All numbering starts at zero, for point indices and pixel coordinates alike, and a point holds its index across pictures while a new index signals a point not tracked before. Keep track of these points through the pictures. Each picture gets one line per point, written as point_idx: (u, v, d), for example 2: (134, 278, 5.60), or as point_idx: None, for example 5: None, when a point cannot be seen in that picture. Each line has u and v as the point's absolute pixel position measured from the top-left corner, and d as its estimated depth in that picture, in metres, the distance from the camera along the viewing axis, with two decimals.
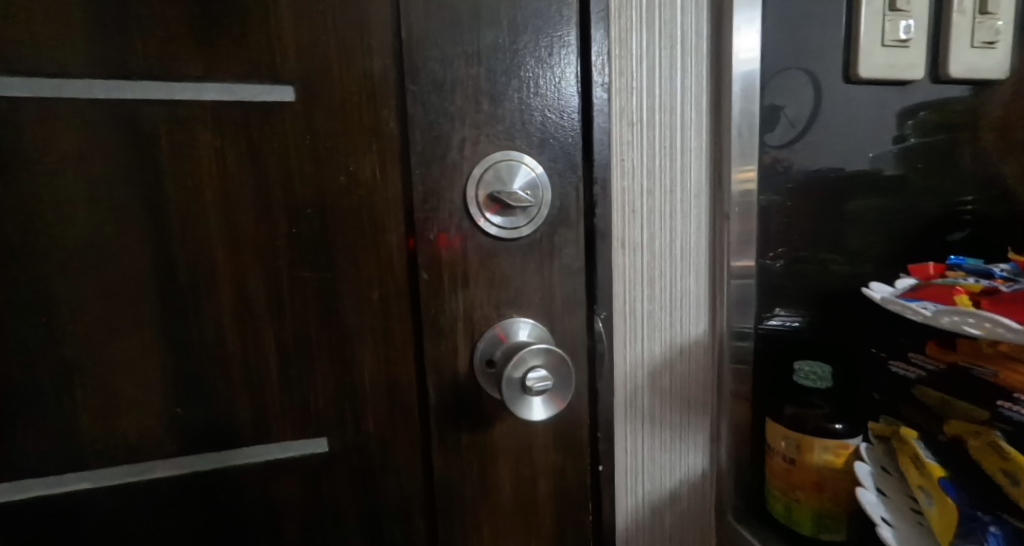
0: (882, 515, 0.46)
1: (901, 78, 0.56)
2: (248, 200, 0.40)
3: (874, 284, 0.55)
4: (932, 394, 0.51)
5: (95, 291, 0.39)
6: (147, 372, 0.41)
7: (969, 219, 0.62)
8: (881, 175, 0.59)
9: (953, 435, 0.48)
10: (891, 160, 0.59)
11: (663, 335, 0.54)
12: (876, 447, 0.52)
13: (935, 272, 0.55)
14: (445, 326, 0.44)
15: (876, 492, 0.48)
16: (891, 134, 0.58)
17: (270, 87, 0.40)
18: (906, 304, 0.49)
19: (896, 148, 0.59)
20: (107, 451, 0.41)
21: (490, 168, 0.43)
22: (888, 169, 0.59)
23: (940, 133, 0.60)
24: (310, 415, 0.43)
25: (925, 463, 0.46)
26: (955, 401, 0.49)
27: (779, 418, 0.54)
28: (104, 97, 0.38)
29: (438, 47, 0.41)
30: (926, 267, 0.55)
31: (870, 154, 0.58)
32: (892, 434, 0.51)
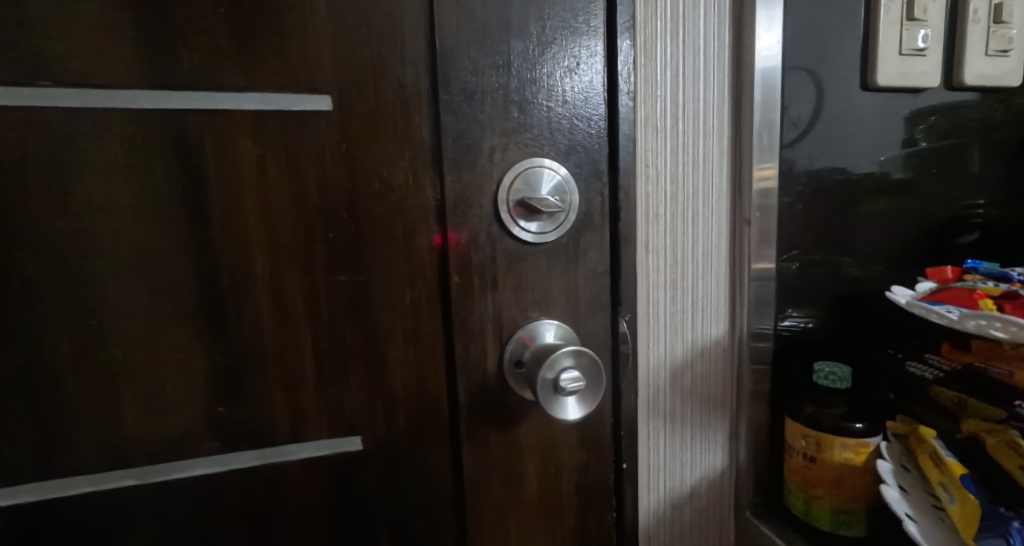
0: (905, 512, 0.47)
1: (916, 85, 0.57)
2: (286, 207, 0.42)
3: (896, 288, 0.56)
4: (948, 395, 0.51)
5: (140, 294, 0.40)
6: (189, 373, 0.42)
7: (979, 222, 0.64)
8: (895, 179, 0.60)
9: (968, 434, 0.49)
10: (902, 164, 0.60)
11: (684, 337, 0.55)
12: (895, 444, 0.53)
13: (952, 275, 0.57)
14: (475, 327, 0.45)
15: (898, 488, 0.50)
16: (902, 137, 0.60)
17: (308, 96, 0.41)
18: (930, 308, 0.50)
19: (907, 151, 0.60)
20: (150, 449, 0.42)
21: (519, 175, 0.44)
22: (901, 173, 0.60)
23: (951, 139, 0.61)
24: (344, 414, 0.45)
25: (944, 461, 0.48)
26: (971, 401, 0.50)
27: (797, 417, 0.55)
28: (150, 107, 0.39)
29: (469, 58, 0.42)
30: (943, 270, 0.57)
31: (881, 157, 0.59)
32: (911, 433, 0.52)
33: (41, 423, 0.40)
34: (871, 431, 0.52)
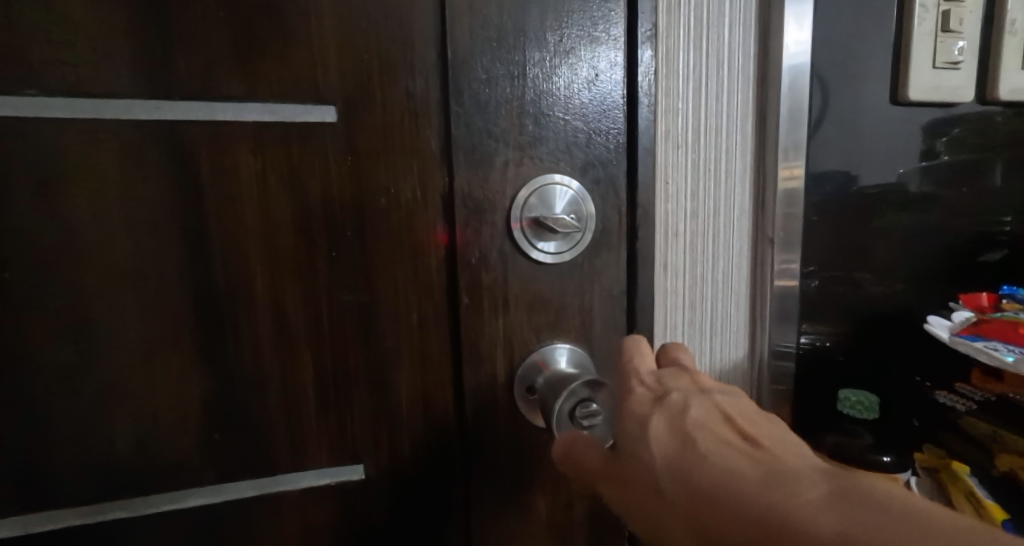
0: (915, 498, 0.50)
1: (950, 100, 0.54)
2: (287, 223, 0.39)
3: (931, 317, 0.55)
4: (982, 426, 0.51)
5: (131, 315, 0.38)
6: (182, 397, 0.40)
7: (1005, 240, 0.61)
8: (911, 191, 0.58)
9: (1005, 471, 0.48)
10: (920, 177, 0.58)
11: (702, 360, 0.50)
12: (924, 478, 0.51)
13: (988, 302, 0.55)
14: (485, 351, 0.43)
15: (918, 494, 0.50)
16: (920, 148, 0.57)
17: (312, 107, 0.39)
18: (976, 345, 0.48)
19: (927, 163, 0.58)
20: (141, 478, 0.40)
21: (533, 192, 0.41)
22: (922, 186, 0.58)
23: (979, 152, 0.59)
24: (347, 441, 0.43)
25: (983, 502, 0.46)
26: (1005, 434, 0.49)
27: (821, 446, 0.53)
28: (145, 118, 0.37)
29: (483, 67, 0.40)
30: (978, 297, 0.55)
31: (900, 170, 0.57)
32: (941, 467, 0.51)
33: (23, 450, 0.38)
34: (900, 466, 0.50)
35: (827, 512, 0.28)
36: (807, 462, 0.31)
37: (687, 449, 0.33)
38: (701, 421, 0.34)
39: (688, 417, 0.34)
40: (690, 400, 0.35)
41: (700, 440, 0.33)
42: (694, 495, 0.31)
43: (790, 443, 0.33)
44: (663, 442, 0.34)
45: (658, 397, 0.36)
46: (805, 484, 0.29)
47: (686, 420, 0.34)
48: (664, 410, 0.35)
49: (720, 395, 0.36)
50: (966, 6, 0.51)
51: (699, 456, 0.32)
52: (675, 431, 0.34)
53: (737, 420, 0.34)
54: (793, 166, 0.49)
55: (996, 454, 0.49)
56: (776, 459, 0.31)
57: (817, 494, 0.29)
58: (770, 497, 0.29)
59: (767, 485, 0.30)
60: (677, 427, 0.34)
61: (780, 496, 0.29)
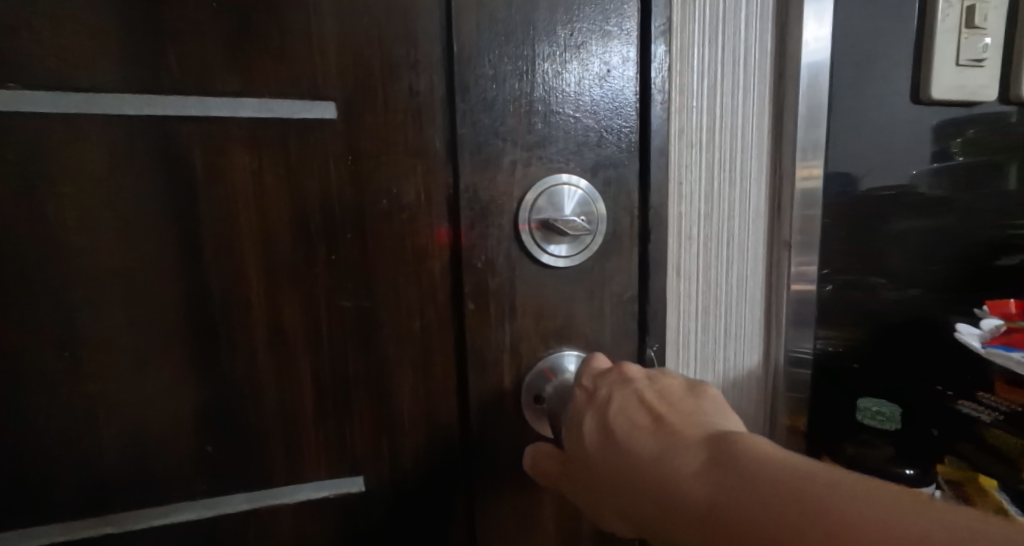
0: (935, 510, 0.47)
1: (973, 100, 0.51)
2: (285, 225, 0.37)
3: (962, 326, 0.50)
4: (1008, 439, 0.47)
5: (121, 321, 0.36)
6: (174, 407, 0.38)
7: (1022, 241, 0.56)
8: (920, 194, 0.53)
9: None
10: (931, 179, 0.53)
11: (714, 367, 0.48)
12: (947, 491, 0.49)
13: (1017, 308, 0.50)
14: (490, 360, 0.41)
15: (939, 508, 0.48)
16: (932, 150, 0.53)
17: (311, 103, 0.37)
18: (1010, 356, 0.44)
19: (939, 164, 0.53)
20: (130, 492, 0.38)
21: (541, 193, 0.39)
22: (932, 190, 0.53)
23: (1003, 157, 0.55)
24: (346, 452, 0.41)
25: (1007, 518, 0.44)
26: None
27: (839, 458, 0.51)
28: (136, 115, 0.35)
29: (490, 62, 0.38)
30: (1006, 303, 0.50)
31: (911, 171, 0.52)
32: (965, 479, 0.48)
33: (7, 463, 0.36)
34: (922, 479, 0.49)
35: (702, 482, 0.28)
36: (705, 430, 0.31)
37: (605, 440, 0.33)
38: (619, 409, 0.33)
39: (610, 407, 0.34)
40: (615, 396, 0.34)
41: (616, 427, 0.33)
42: (608, 480, 0.32)
43: (702, 413, 0.32)
44: (589, 437, 0.34)
45: (590, 394, 0.35)
46: (691, 457, 0.30)
47: (608, 412, 0.34)
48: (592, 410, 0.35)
49: (646, 377, 0.35)
50: (991, 1, 0.47)
51: (615, 448, 0.32)
52: (599, 430, 0.33)
53: (653, 401, 0.33)
54: (812, 166, 0.47)
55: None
56: (675, 433, 0.31)
57: (697, 464, 0.29)
58: (663, 476, 0.30)
59: (661, 465, 0.30)
60: (601, 420, 0.34)
61: (669, 472, 0.30)
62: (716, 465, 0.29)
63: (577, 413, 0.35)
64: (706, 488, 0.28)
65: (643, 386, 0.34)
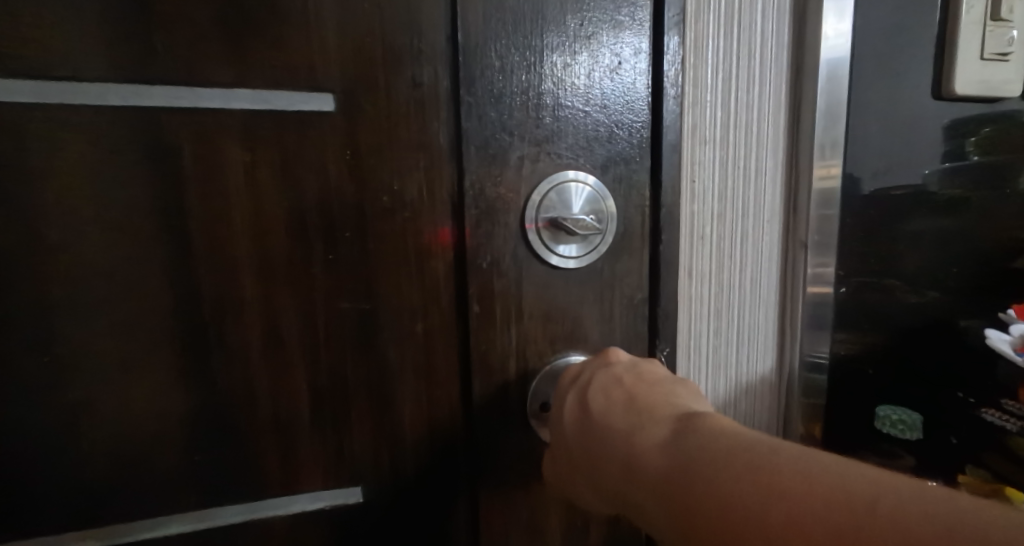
0: None
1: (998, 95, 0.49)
2: (280, 223, 0.36)
3: (988, 332, 0.48)
4: None
5: (107, 324, 0.35)
6: (163, 414, 0.36)
7: None
8: (933, 194, 0.51)
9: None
10: (941, 178, 0.51)
11: (727, 372, 0.46)
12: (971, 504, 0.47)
13: None
14: (495, 365, 0.39)
15: None
16: (945, 149, 0.50)
17: (309, 95, 0.35)
18: None
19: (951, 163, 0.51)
20: (116, 504, 0.36)
21: (549, 191, 0.37)
22: (943, 189, 0.51)
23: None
24: (344, 461, 0.39)
25: None
26: None
27: None
28: (122, 106, 0.33)
29: (497, 52, 0.36)
30: None
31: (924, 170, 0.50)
32: (995, 493, 0.46)
33: None
34: None
35: (668, 459, 0.29)
36: (677, 412, 0.32)
37: (585, 421, 0.34)
38: (599, 390, 0.34)
39: (590, 388, 0.35)
40: (595, 377, 0.35)
41: (594, 409, 0.34)
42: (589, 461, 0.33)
43: (678, 398, 0.33)
44: (568, 414, 0.35)
45: (574, 375, 0.36)
46: (659, 432, 0.31)
47: (587, 391, 0.35)
48: (574, 392, 0.35)
49: (628, 362, 0.36)
50: None
51: (590, 422, 0.34)
52: (580, 412, 0.34)
53: (631, 384, 0.34)
54: (831, 164, 0.45)
55: None
56: (650, 417, 0.32)
57: (668, 447, 0.30)
58: (630, 446, 0.31)
59: (633, 442, 0.31)
60: (581, 398, 0.35)
61: (640, 454, 0.30)
62: (680, 440, 0.29)
63: (558, 392, 0.36)
64: (672, 465, 0.29)
65: (623, 370, 0.35)
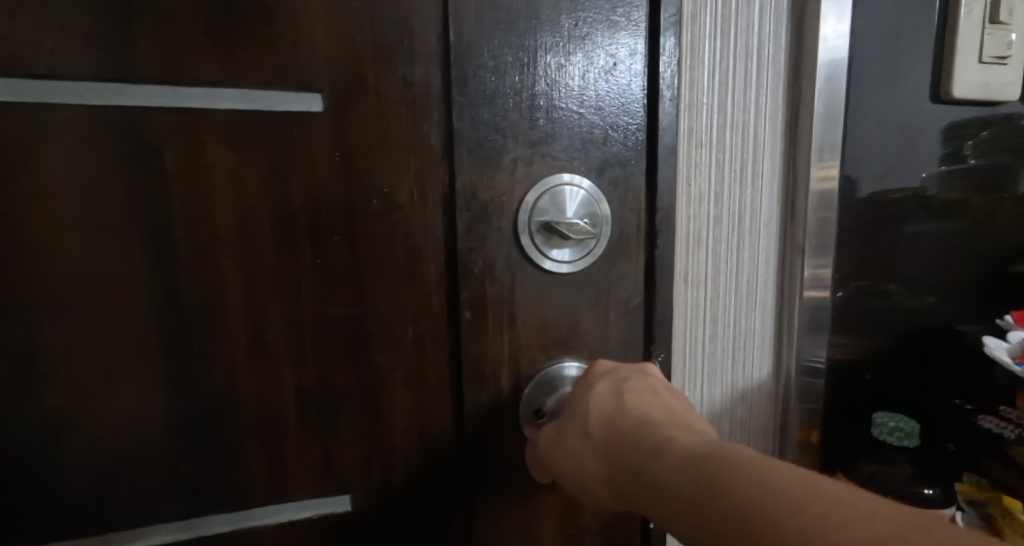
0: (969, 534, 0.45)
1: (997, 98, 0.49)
2: (267, 226, 0.35)
3: (988, 338, 0.48)
4: None
5: (87, 329, 0.34)
6: (145, 422, 0.35)
7: None
8: (931, 197, 0.50)
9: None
10: (940, 180, 0.50)
11: (723, 378, 0.45)
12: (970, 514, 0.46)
13: None
14: (488, 372, 0.38)
15: None
16: (943, 151, 0.50)
17: (296, 95, 0.34)
18: None
19: (949, 167, 0.50)
20: (96, 514, 0.35)
21: (543, 194, 0.37)
22: (941, 192, 0.50)
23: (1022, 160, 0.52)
24: (333, 469, 0.38)
25: None
26: None
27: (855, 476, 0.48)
28: (102, 105, 0.32)
29: (491, 52, 0.35)
30: None
31: (922, 174, 0.50)
32: (993, 499, 0.45)
33: None
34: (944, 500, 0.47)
35: (711, 449, 0.28)
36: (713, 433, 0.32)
37: (619, 410, 0.33)
38: (638, 388, 0.34)
39: (630, 382, 0.34)
40: (634, 376, 0.35)
41: (632, 402, 0.33)
42: (616, 445, 0.32)
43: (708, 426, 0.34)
44: (599, 397, 0.34)
45: (607, 367, 0.36)
46: (697, 436, 0.31)
47: (624, 383, 0.34)
48: (609, 381, 0.35)
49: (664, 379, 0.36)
50: None
51: (622, 409, 0.33)
52: (614, 401, 0.34)
53: (669, 397, 0.34)
54: (829, 167, 0.45)
55: None
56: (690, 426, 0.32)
57: (709, 444, 0.29)
58: (666, 433, 0.31)
59: (673, 435, 0.30)
60: (615, 387, 0.34)
61: (680, 443, 0.30)
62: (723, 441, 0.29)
63: (588, 378, 0.36)
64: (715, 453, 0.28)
65: (661, 382, 0.35)
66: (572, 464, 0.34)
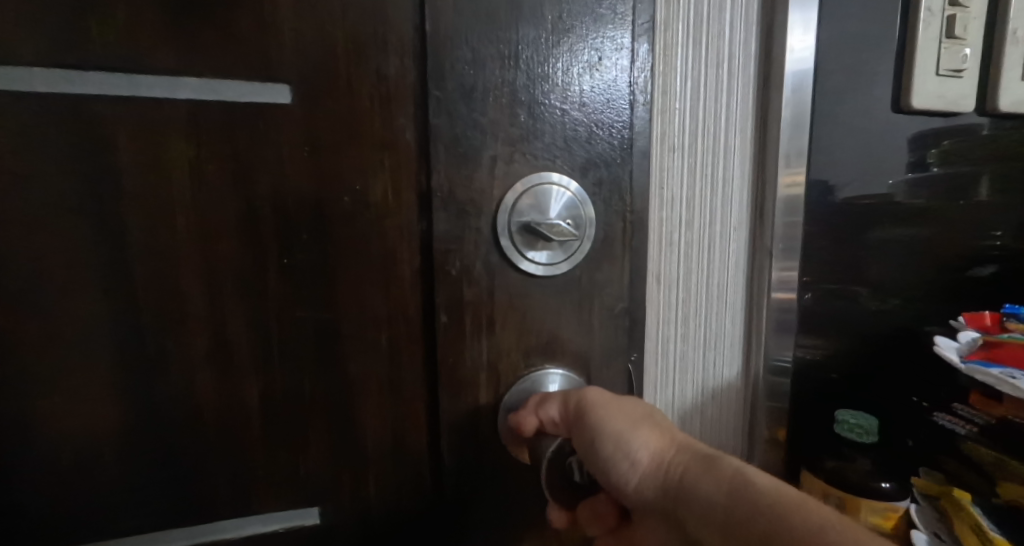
0: (931, 530, 0.45)
1: (953, 110, 0.50)
2: (231, 225, 0.33)
3: (939, 338, 0.50)
4: (986, 452, 0.46)
5: (34, 332, 0.31)
6: (98, 430, 0.33)
7: (998, 254, 0.56)
8: (898, 203, 0.52)
9: (1011, 501, 0.44)
10: (908, 188, 0.52)
11: (694, 377, 0.46)
12: (926, 508, 0.47)
13: (992, 322, 0.50)
14: (466, 380, 0.37)
15: (930, 534, 0.45)
16: (909, 159, 0.51)
17: (262, 86, 0.32)
18: (993, 373, 0.44)
19: (916, 175, 0.52)
20: (47, 526, 0.33)
21: (526, 193, 0.35)
22: (905, 199, 0.52)
23: (982, 168, 0.54)
24: (300, 481, 0.36)
25: (988, 536, 0.42)
26: (1010, 462, 0.44)
27: (818, 471, 0.49)
28: (51, 93, 0.30)
29: (469, 44, 0.34)
30: (982, 317, 0.50)
31: (890, 181, 0.51)
32: (943, 494, 0.46)
33: None
34: (901, 493, 0.46)
35: None
36: None
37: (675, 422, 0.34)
38: None
39: None
40: None
41: None
42: (682, 436, 0.32)
43: None
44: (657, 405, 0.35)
45: None
46: None
47: None
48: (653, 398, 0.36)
49: None
50: (972, 11, 0.47)
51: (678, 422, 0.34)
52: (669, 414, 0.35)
53: None
54: (796, 174, 0.45)
55: (1000, 483, 0.45)
56: None
57: None
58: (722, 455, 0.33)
59: None
60: None
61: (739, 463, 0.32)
62: None
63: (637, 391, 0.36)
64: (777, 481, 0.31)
65: None
66: (627, 426, 0.32)
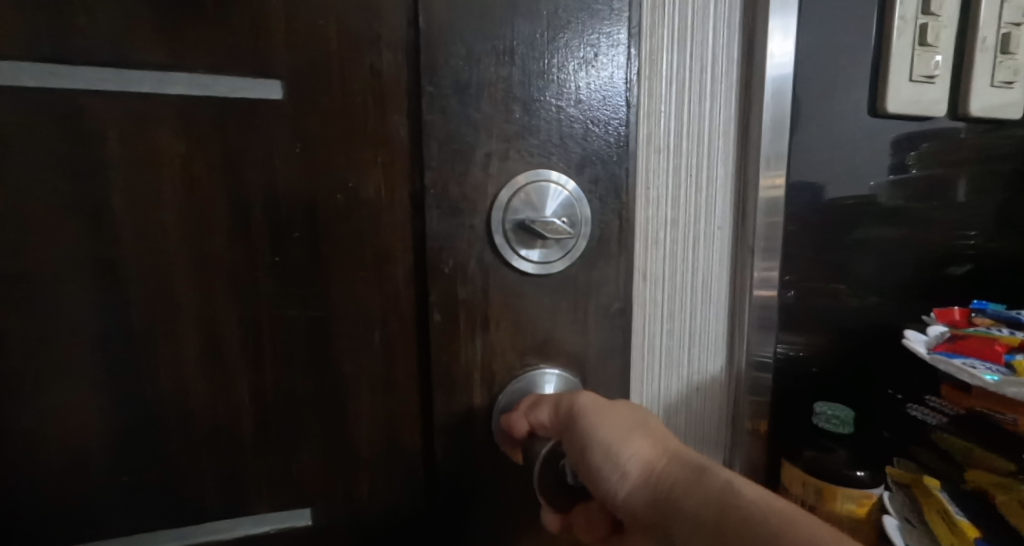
0: (901, 515, 0.47)
1: (926, 114, 0.52)
2: (222, 223, 0.32)
3: (910, 332, 0.52)
4: (954, 440, 0.49)
5: (17, 332, 0.31)
6: (84, 431, 0.32)
7: (971, 253, 0.58)
8: (881, 203, 0.54)
9: (976, 486, 0.47)
10: (889, 190, 0.54)
11: (679, 372, 0.47)
12: (898, 495, 0.49)
13: (961, 317, 0.52)
14: (459, 378, 0.37)
15: (901, 519, 0.47)
16: (889, 162, 0.53)
17: (254, 81, 0.32)
18: (955, 364, 0.46)
19: (895, 176, 0.54)
20: (32, 529, 0.33)
21: (521, 191, 0.35)
22: (886, 199, 0.54)
23: (953, 169, 0.56)
24: (292, 481, 0.36)
25: (956, 521, 0.44)
26: (977, 451, 0.47)
27: (797, 462, 0.50)
28: (36, 87, 0.29)
29: (464, 40, 0.33)
30: (952, 311, 0.52)
31: (870, 182, 0.53)
32: (914, 481, 0.49)
33: None
34: (874, 481, 0.48)
35: None
36: None
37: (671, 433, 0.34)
38: None
39: None
40: None
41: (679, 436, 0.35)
42: (675, 445, 0.32)
43: None
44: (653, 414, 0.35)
45: None
46: None
47: None
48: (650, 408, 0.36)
49: None
50: (943, 20, 0.48)
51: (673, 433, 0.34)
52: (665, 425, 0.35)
53: None
54: (776, 175, 0.46)
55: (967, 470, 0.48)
56: None
57: None
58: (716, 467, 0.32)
59: None
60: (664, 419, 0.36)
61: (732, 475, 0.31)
62: None
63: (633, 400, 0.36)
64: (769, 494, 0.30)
65: None
66: (617, 432, 0.32)
